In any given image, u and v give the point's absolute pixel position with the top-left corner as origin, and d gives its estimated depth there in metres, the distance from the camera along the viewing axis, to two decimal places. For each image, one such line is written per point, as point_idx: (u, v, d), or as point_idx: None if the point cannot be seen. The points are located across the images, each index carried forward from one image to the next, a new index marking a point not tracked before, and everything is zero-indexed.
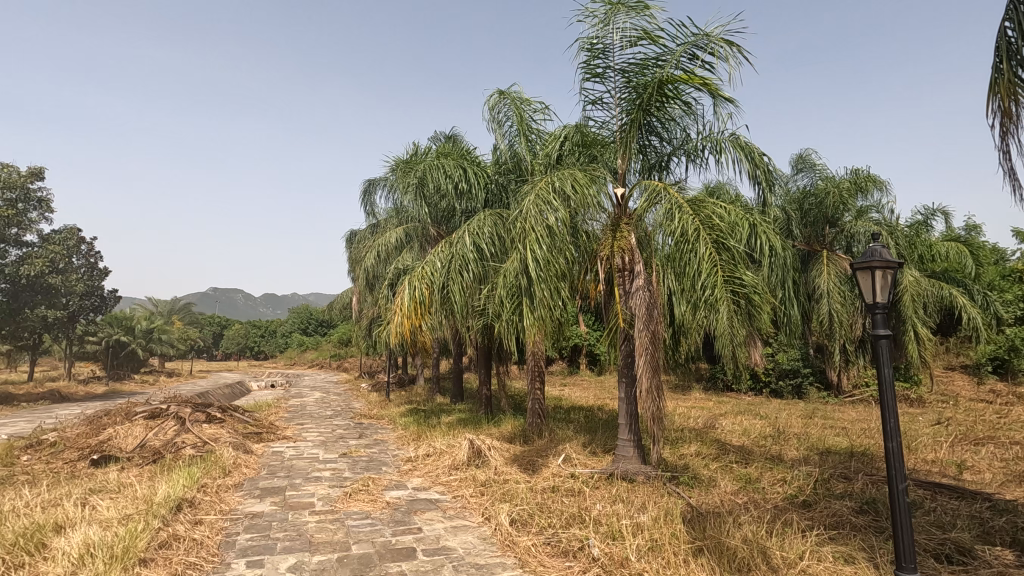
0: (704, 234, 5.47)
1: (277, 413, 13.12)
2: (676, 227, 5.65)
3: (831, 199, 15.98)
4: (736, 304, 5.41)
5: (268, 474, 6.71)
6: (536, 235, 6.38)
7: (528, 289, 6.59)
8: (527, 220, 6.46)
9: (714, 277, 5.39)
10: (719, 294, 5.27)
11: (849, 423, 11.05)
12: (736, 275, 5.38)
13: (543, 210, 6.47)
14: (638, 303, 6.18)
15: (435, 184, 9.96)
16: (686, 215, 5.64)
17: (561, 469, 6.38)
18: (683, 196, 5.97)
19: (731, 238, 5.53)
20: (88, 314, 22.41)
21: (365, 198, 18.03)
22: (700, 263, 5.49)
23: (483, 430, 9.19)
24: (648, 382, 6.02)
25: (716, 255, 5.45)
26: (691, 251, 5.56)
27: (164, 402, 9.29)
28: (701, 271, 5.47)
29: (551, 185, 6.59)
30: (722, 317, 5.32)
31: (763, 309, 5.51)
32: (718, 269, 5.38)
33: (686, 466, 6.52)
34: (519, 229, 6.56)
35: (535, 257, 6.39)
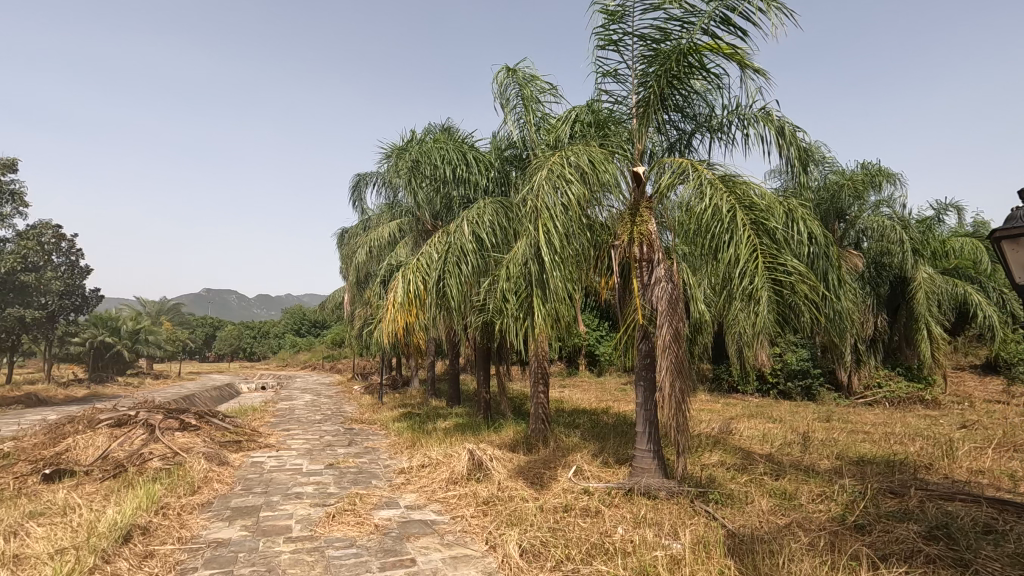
0: (741, 215, 4.78)
1: (262, 418, 12.33)
2: (708, 206, 4.95)
3: (845, 191, 15.31)
4: (777, 296, 4.70)
5: (243, 491, 5.96)
6: (550, 218, 5.72)
7: (539, 278, 5.92)
8: (538, 202, 5.79)
9: (753, 263, 4.69)
10: (759, 283, 4.57)
11: (871, 427, 10.39)
12: (780, 262, 4.69)
13: (556, 190, 5.81)
14: (658, 296, 5.48)
15: (431, 170, 9.29)
16: (720, 193, 4.95)
17: (573, 483, 5.68)
18: (713, 172, 5.27)
19: (771, 220, 4.85)
20: (69, 313, 21.59)
21: (355, 192, 17.24)
22: (737, 248, 4.78)
23: (482, 437, 8.47)
24: (673, 385, 5.33)
25: (755, 239, 4.76)
26: (726, 234, 4.86)
27: (134, 408, 8.52)
28: (738, 257, 4.77)
29: (564, 163, 5.92)
30: (762, 311, 4.61)
31: (810, 302, 4.79)
32: (759, 255, 4.68)
33: (713, 481, 5.82)
34: (529, 210, 5.89)
35: (549, 242, 5.73)
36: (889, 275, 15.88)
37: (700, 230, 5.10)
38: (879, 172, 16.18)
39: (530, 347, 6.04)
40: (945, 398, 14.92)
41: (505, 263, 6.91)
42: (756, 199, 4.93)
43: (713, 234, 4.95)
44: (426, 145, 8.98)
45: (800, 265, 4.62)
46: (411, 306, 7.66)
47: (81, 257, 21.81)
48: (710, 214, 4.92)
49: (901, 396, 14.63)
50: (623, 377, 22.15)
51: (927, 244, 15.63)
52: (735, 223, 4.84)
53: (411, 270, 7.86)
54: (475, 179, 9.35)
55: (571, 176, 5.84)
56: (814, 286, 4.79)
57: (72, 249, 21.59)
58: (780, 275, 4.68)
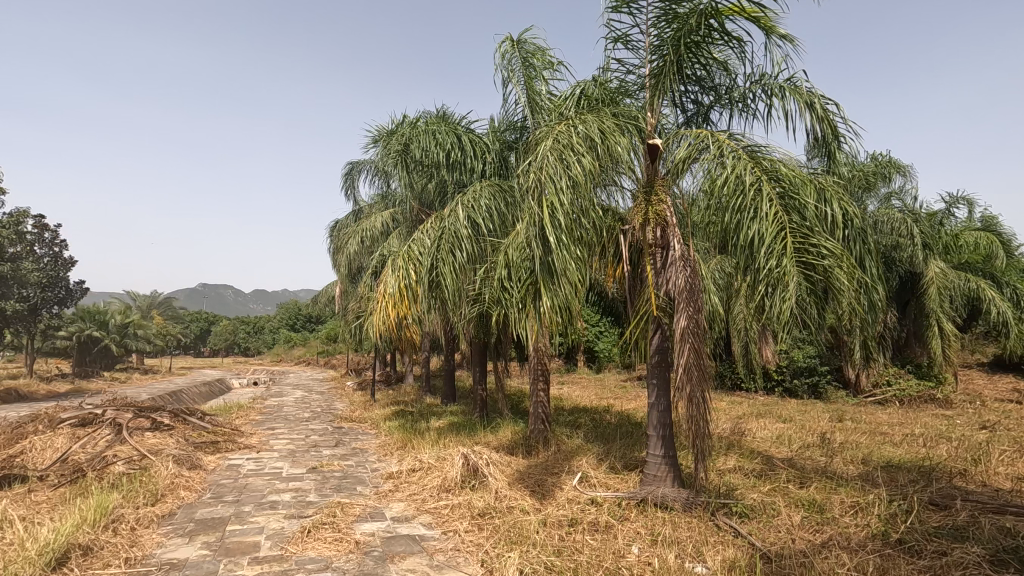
0: (767, 187, 4.17)
1: (246, 417, 11.74)
2: (730, 178, 4.34)
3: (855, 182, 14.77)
4: (808, 281, 4.07)
5: (213, 499, 5.38)
6: (556, 192, 5.15)
7: (544, 261, 5.35)
8: (542, 174, 5.23)
9: (781, 242, 4.07)
10: (788, 265, 3.94)
11: (888, 428, 9.84)
12: (812, 242, 4.05)
13: (562, 162, 5.23)
14: (676, 283, 4.90)
15: (423, 153, 8.69)
16: (744, 163, 4.35)
17: (580, 492, 5.12)
18: (735, 142, 4.66)
19: (803, 195, 4.22)
20: (52, 306, 21.01)
21: (347, 180, 16.59)
22: (762, 225, 4.16)
23: (478, 438, 7.91)
24: (690, 384, 4.76)
25: (784, 215, 4.14)
26: (748, 209, 4.25)
27: (103, 405, 7.91)
28: (763, 236, 4.15)
29: (571, 133, 5.37)
30: (789, 297, 3.97)
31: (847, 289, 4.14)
32: (788, 233, 4.05)
33: (734, 490, 5.24)
34: (532, 184, 5.33)
35: (553, 220, 5.18)
36: (899, 271, 15.29)
37: (719, 206, 4.51)
38: (890, 164, 15.68)
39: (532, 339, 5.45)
40: (956, 397, 14.42)
41: (505, 249, 6.34)
42: (786, 170, 4.31)
43: (735, 209, 4.34)
44: (420, 125, 8.40)
45: (837, 247, 3.99)
46: (403, 299, 7.11)
47: (65, 248, 21.18)
48: (731, 186, 4.32)
49: (911, 395, 14.14)
50: (622, 374, 21.63)
51: (938, 238, 15.07)
52: (761, 196, 4.23)
53: (404, 257, 7.28)
54: (473, 164, 8.75)
55: (578, 148, 5.29)
56: (852, 272, 4.15)
57: (55, 240, 20.95)
58: (811, 257, 4.03)
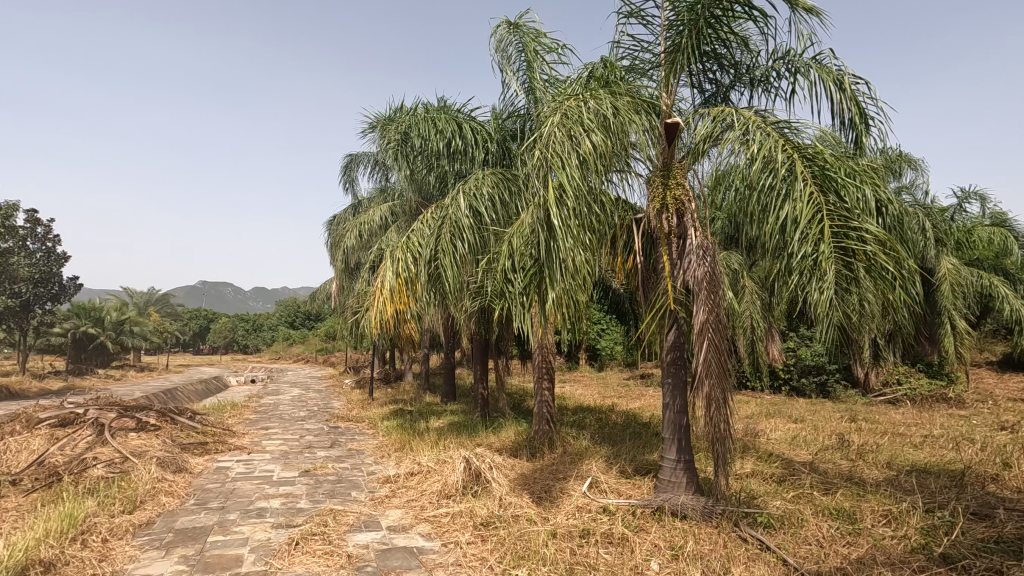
0: (801, 165, 3.77)
1: (240, 416, 11.37)
2: (758, 154, 3.95)
3: None
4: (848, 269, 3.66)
5: (196, 506, 5.01)
6: (564, 171, 4.81)
7: (549, 247, 5.00)
8: (549, 152, 4.88)
9: (817, 226, 3.66)
10: (825, 250, 3.55)
11: (905, 429, 9.47)
12: (853, 224, 3.64)
13: (569, 140, 4.88)
14: (697, 273, 4.52)
15: (422, 141, 8.32)
16: (773, 139, 3.97)
17: (590, 500, 4.78)
18: (762, 118, 4.27)
19: (841, 175, 3.81)
20: (45, 302, 20.63)
21: (345, 173, 16.22)
22: (794, 206, 3.76)
23: (479, 439, 7.55)
24: (711, 383, 4.38)
25: (820, 196, 3.73)
26: (779, 189, 3.88)
27: (85, 404, 7.53)
28: (795, 219, 3.75)
29: (579, 108, 5.01)
30: (828, 287, 3.56)
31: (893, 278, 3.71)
32: (825, 215, 3.65)
33: (755, 496, 4.88)
34: (536, 164, 4.98)
35: (560, 202, 4.86)
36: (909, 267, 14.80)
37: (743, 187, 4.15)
38: (901, 157, 15.28)
39: (536, 333, 5.10)
40: (968, 396, 14.08)
41: (509, 238, 5.97)
42: (819, 147, 3.92)
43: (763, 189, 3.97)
44: (416, 112, 8.03)
45: (880, 230, 3.58)
46: (401, 292, 6.80)
47: (57, 243, 20.77)
48: (758, 163, 3.92)
49: (922, 395, 13.83)
50: (624, 372, 21.27)
51: (951, 233, 14.68)
52: (793, 175, 3.85)
53: (402, 248, 6.94)
54: (473, 153, 8.36)
55: (587, 125, 4.93)
56: (896, 259, 3.72)
57: (48, 235, 20.54)
58: (851, 240, 3.61)
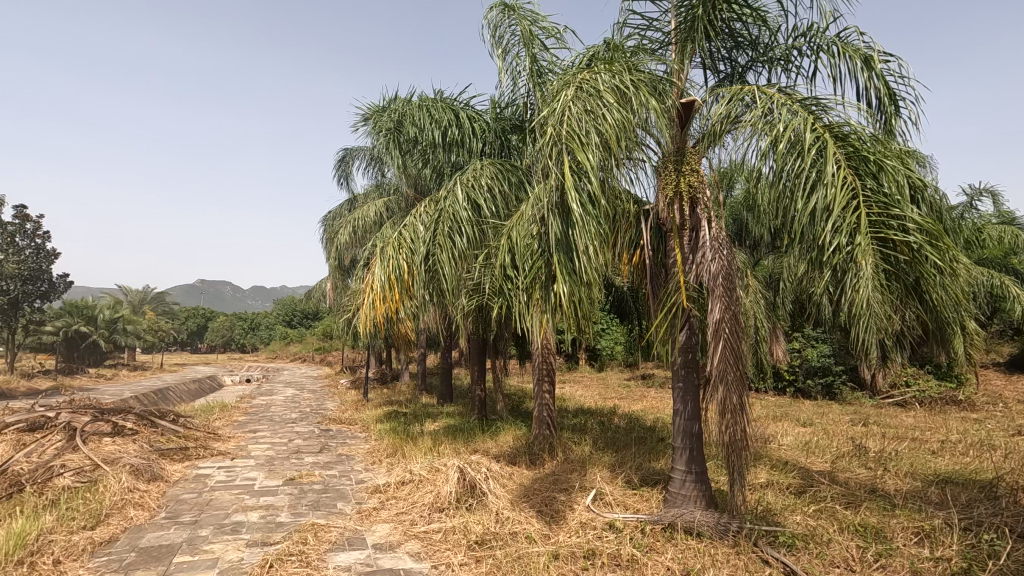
0: (832, 146, 3.36)
1: (229, 418, 10.98)
2: (784, 133, 3.53)
3: None
4: (888, 263, 3.25)
5: (167, 519, 4.61)
6: (581, 150, 4.41)
7: (566, 234, 4.65)
8: (566, 129, 4.48)
9: (853, 214, 3.26)
10: (864, 242, 3.15)
11: (920, 434, 9.08)
12: (894, 212, 3.23)
13: (587, 116, 4.47)
14: (712, 269, 4.13)
15: (416, 132, 7.94)
16: (800, 117, 3.55)
17: (595, 515, 4.41)
18: (787, 96, 3.85)
19: (879, 157, 3.40)
20: (35, 300, 20.23)
21: (339, 168, 15.81)
22: (826, 193, 3.36)
23: (476, 444, 7.16)
24: (729, 389, 3.99)
25: (855, 180, 3.32)
26: (805, 174, 3.46)
27: (60, 407, 7.12)
28: (827, 208, 3.35)
29: (596, 83, 4.61)
30: (865, 283, 3.16)
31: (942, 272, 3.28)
32: (861, 201, 3.25)
33: (775, 512, 4.49)
34: (549, 143, 4.58)
35: (577, 185, 4.48)
36: None
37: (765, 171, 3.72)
38: None
39: (545, 331, 4.74)
40: (979, 400, 13.69)
41: (509, 232, 5.59)
42: (854, 127, 3.51)
43: (789, 171, 3.55)
44: (411, 101, 7.65)
45: (925, 219, 3.18)
46: (394, 288, 6.43)
47: (47, 239, 20.36)
48: (784, 144, 3.50)
49: (932, 396, 13.45)
50: (625, 373, 20.90)
51: (962, 232, 14.26)
52: (823, 158, 3.44)
53: (395, 242, 6.57)
54: (471, 144, 7.96)
55: (607, 99, 4.54)
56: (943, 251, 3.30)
57: (37, 231, 20.11)
58: (890, 230, 3.21)
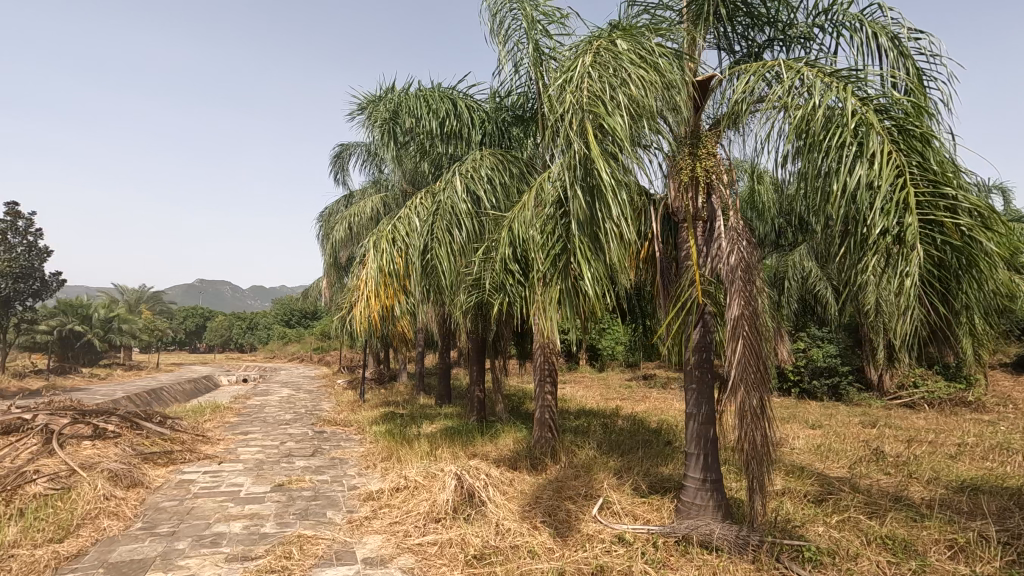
0: (875, 118, 2.98)
1: (220, 419, 10.67)
2: (821, 103, 3.13)
3: None
4: (936, 249, 2.86)
5: (143, 531, 4.29)
6: (609, 117, 3.95)
7: (593, 212, 4.14)
8: (588, 95, 4.02)
9: (899, 193, 2.86)
10: (914, 223, 2.78)
11: (935, 437, 8.76)
12: (945, 190, 2.84)
13: (611, 83, 4.04)
14: (730, 261, 3.81)
15: (413, 123, 7.61)
16: (833, 88, 3.16)
17: (603, 526, 4.12)
18: (821, 68, 3.46)
19: (928, 130, 3.01)
20: (27, 298, 19.89)
21: (335, 163, 15.48)
22: (867, 171, 2.97)
23: (474, 448, 6.84)
24: (748, 392, 3.68)
25: (900, 156, 2.93)
26: (847, 149, 3.06)
27: (39, 409, 6.80)
28: (869, 187, 2.96)
29: (615, 50, 4.20)
30: (912, 270, 2.78)
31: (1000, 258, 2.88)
32: (907, 178, 2.86)
33: (796, 524, 4.17)
34: (568, 111, 4.10)
35: (606, 155, 3.99)
36: None
37: (795, 149, 3.33)
38: None
39: (564, 323, 4.24)
40: (989, 401, 13.35)
41: (510, 224, 5.26)
42: (898, 99, 3.12)
43: (829, 144, 3.13)
44: (409, 90, 7.34)
45: (980, 199, 2.80)
46: (387, 285, 6.20)
47: (40, 237, 20.03)
48: (822, 115, 3.11)
49: (941, 398, 13.16)
50: (626, 373, 20.60)
51: None
52: (865, 130, 3.04)
53: (389, 235, 6.29)
54: (471, 135, 7.63)
55: (630, 65, 4.10)
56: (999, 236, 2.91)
57: (29, 228, 19.76)
58: (939, 211, 2.83)
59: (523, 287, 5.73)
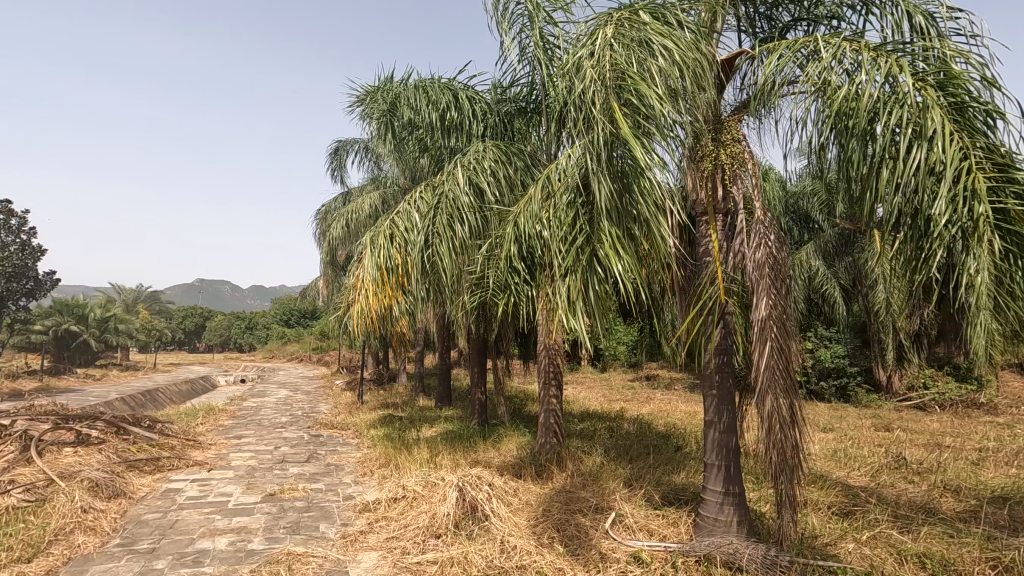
0: (935, 96, 2.65)
1: (214, 422, 10.36)
2: (871, 79, 2.79)
3: None
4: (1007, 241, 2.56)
5: (120, 548, 3.98)
6: (640, 92, 3.53)
7: (623, 198, 3.74)
8: (613, 69, 3.61)
9: (965, 180, 2.55)
10: (983, 212, 2.48)
11: (953, 441, 8.44)
12: (1015, 175, 2.53)
13: (638, 56, 3.64)
14: (758, 259, 3.51)
15: (413, 114, 7.25)
16: (885, 61, 2.82)
17: (617, 544, 3.85)
18: (864, 41, 3.12)
19: (992, 108, 2.68)
20: (20, 297, 19.58)
21: (333, 160, 15.16)
22: (927, 156, 2.65)
23: (476, 454, 6.54)
24: (780, 400, 3.37)
25: (963, 138, 2.62)
26: (901, 129, 2.74)
27: (19, 414, 6.49)
28: (929, 174, 2.65)
29: (639, 20, 3.79)
30: (982, 267, 2.48)
31: None
32: (972, 163, 2.55)
33: (826, 543, 3.87)
34: (589, 87, 3.69)
35: (639, 134, 3.56)
36: None
37: (839, 132, 3.00)
38: None
39: (590, 325, 3.85)
40: (1002, 402, 13.02)
41: (517, 218, 4.92)
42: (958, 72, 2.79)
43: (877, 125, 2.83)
44: (407, 80, 6.99)
45: None
46: (385, 285, 5.84)
47: (33, 235, 19.72)
48: (873, 92, 2.77)
49: (953, 400, 12.86)
50: (629, 373, 20.31)
51: None
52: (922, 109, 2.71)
53: (387, 232, 5.92)
54: (471, 127, 7.30)
55: (657, 37, 3.70)
56: None
57: (22, 226, 19.45)
58: (1010, 199, 2.52)
59: (530, 286, 5.44)
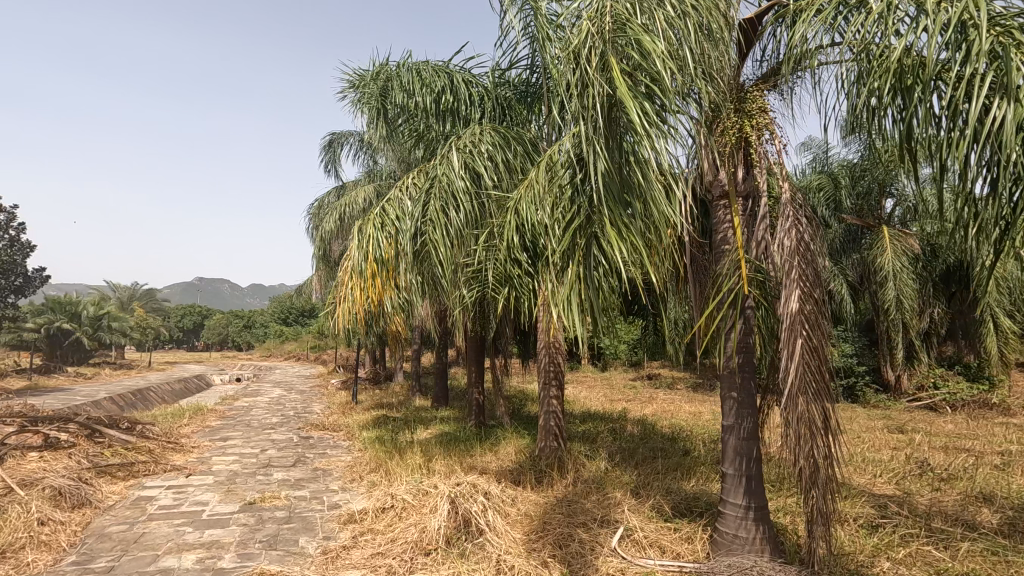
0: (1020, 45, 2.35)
1: (200, 423, 9.96)
2: (937, 30, 2.49)
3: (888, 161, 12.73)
4: None
5: (73, 567, 3.59)
6: (643, 46, 3.13)
7: (620, 168, 3.35)
8: (614, 21, 3.22)
9: None
10: None
11: (973, 444, 8.05)
12: None
13: (643, 9, 3.25)
14: (785, 246, 3.11)
15: (404, 99, 6.83)
16: (952, 10, 2.52)
17: (626, 564, 3.49)
18: None
19: None
20: (9, 295, 19.20)
21: (326, 152, 14.74)
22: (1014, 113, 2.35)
23: (473, 459, 6.17)
24: (813, 403, 2.98)
25: None
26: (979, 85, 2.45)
27: None
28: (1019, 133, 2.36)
29: None
30: None
31: None
32: None
33: (858, 562, 3.49)
34: (585, 42, 3.30)
35: (641, 95, 3.17)
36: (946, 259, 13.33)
37: (900, 96, 2.76)
38: None
39: (590, 315, 3.45)
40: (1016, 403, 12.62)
41: (516, 203, 4.53)
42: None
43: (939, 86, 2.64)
44: (400, 61, 6.58)
45: None
46: (375, 277, 5.36)
47: (22, 231, 19.36)
48: (938, 48, 2.50)
49: (964, 400, 12.46)
50: (630, 373, 19.93)
51: None
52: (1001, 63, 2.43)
53: (377, 220, 5.48)
54: (469, 113, 6.92)
55: None
56: None
57: (10, 222, 19.06)
58: None
59: (532, 278, 5.06)
